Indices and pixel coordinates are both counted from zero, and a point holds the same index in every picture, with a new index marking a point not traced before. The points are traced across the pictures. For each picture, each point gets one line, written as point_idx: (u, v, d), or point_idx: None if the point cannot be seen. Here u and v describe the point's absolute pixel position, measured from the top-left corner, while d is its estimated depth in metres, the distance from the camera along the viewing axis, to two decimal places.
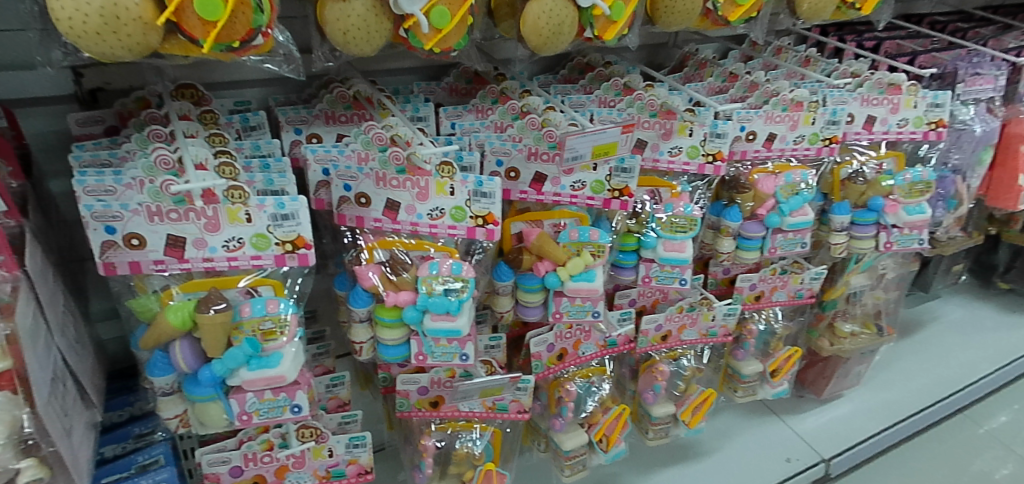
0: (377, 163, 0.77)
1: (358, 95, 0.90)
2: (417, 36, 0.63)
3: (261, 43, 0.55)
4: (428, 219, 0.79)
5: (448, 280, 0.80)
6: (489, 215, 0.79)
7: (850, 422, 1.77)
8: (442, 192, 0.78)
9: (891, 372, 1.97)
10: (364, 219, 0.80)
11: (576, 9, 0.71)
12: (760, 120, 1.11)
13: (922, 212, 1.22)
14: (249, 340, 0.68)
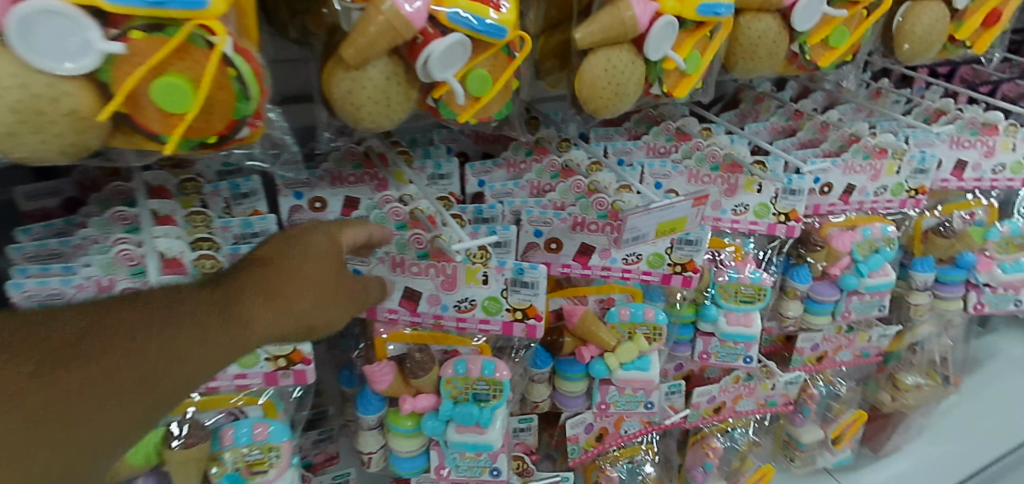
0: (393, 247, 0.64)
1: (369, 151, 0.77)
2: (449, 106, 0.49)
3: (247, 134, 0.41)
4: (455, 311, 0.67)
5: (478, 383, 0.67)
6: (528, 308, 0.67)
7: (914, 481, 1.55)
8: (473, 281, 0.66)
9: (952, 418, 1.71)
10: (377, 309, 0.67)
11: (643, 61, 0.58)
12: (837, 170, 0.95)
13: (1022, 270, 1.07)
14: (229, 475, 0.56)
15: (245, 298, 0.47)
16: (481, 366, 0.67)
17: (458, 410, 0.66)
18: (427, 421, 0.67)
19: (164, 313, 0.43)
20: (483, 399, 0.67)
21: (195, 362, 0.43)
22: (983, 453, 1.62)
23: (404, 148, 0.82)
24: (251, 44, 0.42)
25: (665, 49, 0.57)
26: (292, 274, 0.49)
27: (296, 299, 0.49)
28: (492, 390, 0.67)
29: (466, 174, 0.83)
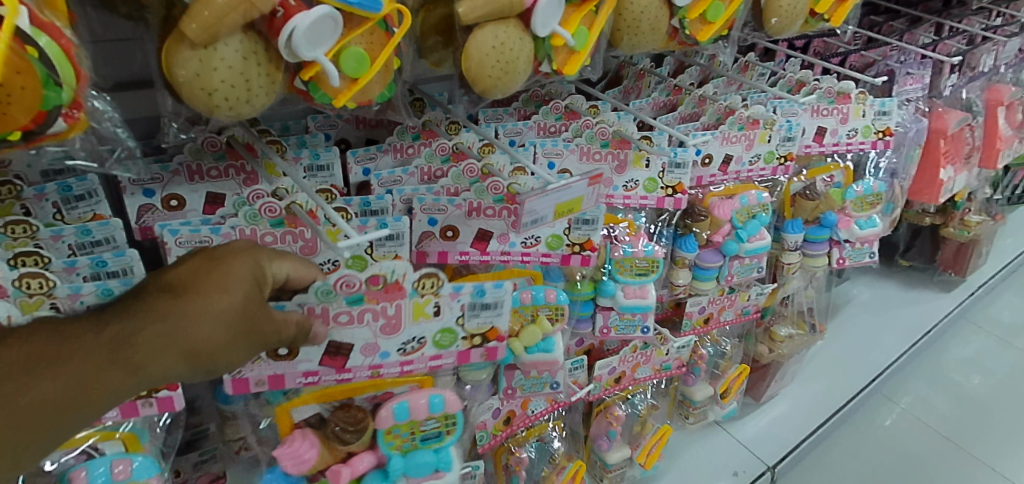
0: (312, 297, 0.56)
1: (231, 141, 0.70)
2: (320, 88, 0.44)
3: (62, 128, 0.35)
4: (400, 351, 0.64)
5: (428, 424, 0.67)
6: (493, 328, 0.68)
7: (789, 421, 1.71)
8: (422, 315, 0.63)
9: (817, 362, 1.90)
10: (285, 376, 0.62)
11: (531, 38, 0.55)
12: (716, 142, 0.99)
13: (875, 225, 1.17)
14: None
15: (143, 342, 0.43)
16: (426, 403, 0.65)
17: (410, 459, 0.66)
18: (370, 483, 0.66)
19: (42, 361, 0.39)
20: (432, 437, 0.68)
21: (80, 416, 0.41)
22: (845, 389, 1.81)
23: (274, 137, 0.74)
24: (58, 15, 0.35)
25: (552, 25, 0.55)
26: (203, 321, 0.45)
27: (210, 351, 0.46)
28: (442, 424, 0.68)
29: (348, 162, 0.77)
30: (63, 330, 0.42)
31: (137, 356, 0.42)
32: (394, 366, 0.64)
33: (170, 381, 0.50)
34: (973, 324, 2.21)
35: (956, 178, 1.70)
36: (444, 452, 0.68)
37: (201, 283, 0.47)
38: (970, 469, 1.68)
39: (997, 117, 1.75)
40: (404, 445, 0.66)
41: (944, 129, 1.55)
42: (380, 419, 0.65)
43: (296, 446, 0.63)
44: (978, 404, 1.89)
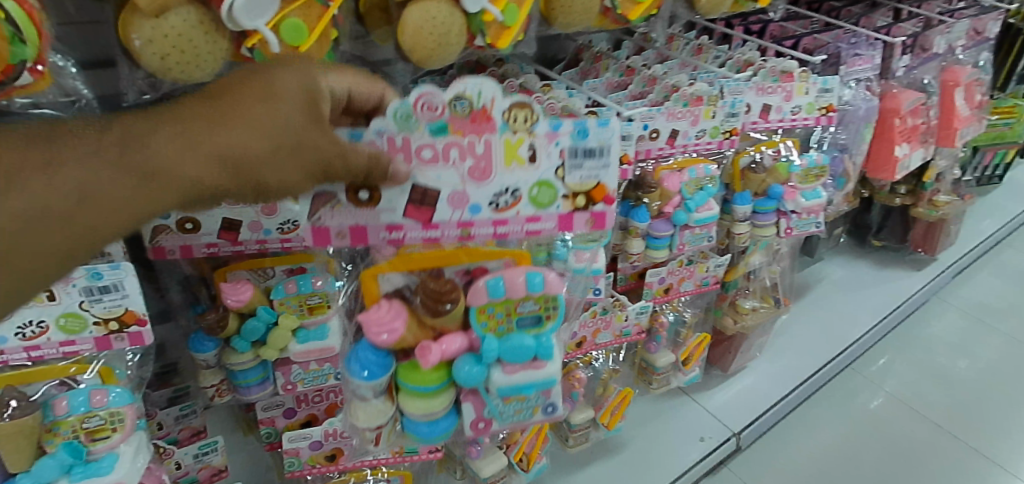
0: (393, 122, 0.58)
1: None
2: (264, 55, 0.54)
3: (28, 79, 0.48)
4: (495, 206, 0.63)
5: (525, 304, 0.65)
6: (598, 185, 0.64)
7: (757, 390, 1.78)
8: (518, 162, 0.62)
9: (787, 336, 1.97)
10: (368, 229, 0.62)
11: (462, 14, 0.62)
12: (663, 118, 1.06)
13: (819, 196, 1.26)
14: (68, 444, 0.55)
15: (167, 141, 0.44)
16: (523, 281, 0.64)
17: (506, 344, 0.64)
18: (462, 367, 0.64)
19: (67, 154, 0.42)
20: (530, 323, 0.66)
21: (120, 215, 0.43)
22: (812, 361, 1.87)
23: None
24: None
25: (482, 1, 0.61)
26: (237, 129, 0.47)
27: (253, 159, 0.47)
28: (540, 307, 0.66)
29: None
30: (104, 132, 0.44)
31: (164, 155, 0.44)
32: (487, 223, 0.63)
33: (138, 317, 0.60)
34: (946, 302, 2.26)
35: (912, 155, 1.77)
36: (544, 340, 0.66)
37: (242, 95, 0.48)
38: (960, 457, 1.68)
39: (952, 97, 1.83)
40: (499, 330, 0.64)
41: (896, 108, 1.62)
42: (473, 297, 0.63)
43: (383, 314, 0.62)
44: (966, 388, 1.90)
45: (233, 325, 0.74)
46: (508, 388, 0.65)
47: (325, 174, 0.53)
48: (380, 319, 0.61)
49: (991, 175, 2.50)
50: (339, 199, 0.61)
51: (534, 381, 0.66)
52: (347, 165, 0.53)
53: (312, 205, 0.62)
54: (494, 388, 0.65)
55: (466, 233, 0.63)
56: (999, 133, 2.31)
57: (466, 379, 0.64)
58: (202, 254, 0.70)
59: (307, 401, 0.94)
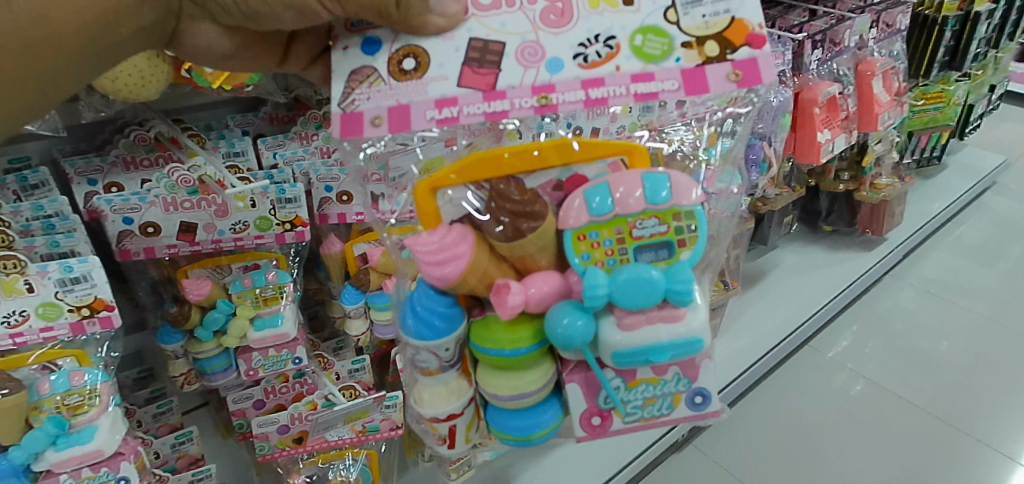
0: None
1: (159, 137, 0.90)
2: (201, 75, 0.87)
3: None
4: (588, 58, 0.62)
5: (647, 225, 0.62)
6: (732, 24, 0.61)
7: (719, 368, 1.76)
8: (614, 7, 0.63)
9: (742, 318, 1.96)
10: (413, 109, 0.61)
11: None
12: None
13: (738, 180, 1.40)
14: (52, 417, 0.73)
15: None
16: (641, 194, 0.62)
17: (618, 281, 0.60)
18: (563, 322, 0.60)
19: None
20: (651, 253, 0.63)
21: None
22: (769, 337, 1.88)
23: (193, 131, 0.95)
24: None
25: None
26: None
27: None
28: (667, 230, 0.63)
29: (261, 149, 0.96)
30: None
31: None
32: (574, 82, 0.61)
33: (106, 304, 0.79)
34: (902, 281, 2.33)
35: (836, 140, 1.85)
36: (673, 271, 0.61)
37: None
38: (948, 438, 1.71)
39: (870, 84, 1.93)
40: (608, 263, 0.62)
41: (814, 97, 1.75)
42: (573, 219, 0.62)
43: (441, 240, 0.62)
44: (947, 370, 1.93)
45: (195, 316, 0.93)
46: (624, 345, 0.60)
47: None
48: (438, 240, 0.62)
49: (932, 157, 2.60)
50: (379, 74, 0.62)
51: (663, 334, 0.60)
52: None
53: (347, 86, 0.62)
54: (606, 347, 0.61)
55: (544, 96, 0.61)
56: (930, 117, 2.45)
57: (563, 334, 0.60)
58: (164, 254, 0.87)
59: (274, 393, 1.07)
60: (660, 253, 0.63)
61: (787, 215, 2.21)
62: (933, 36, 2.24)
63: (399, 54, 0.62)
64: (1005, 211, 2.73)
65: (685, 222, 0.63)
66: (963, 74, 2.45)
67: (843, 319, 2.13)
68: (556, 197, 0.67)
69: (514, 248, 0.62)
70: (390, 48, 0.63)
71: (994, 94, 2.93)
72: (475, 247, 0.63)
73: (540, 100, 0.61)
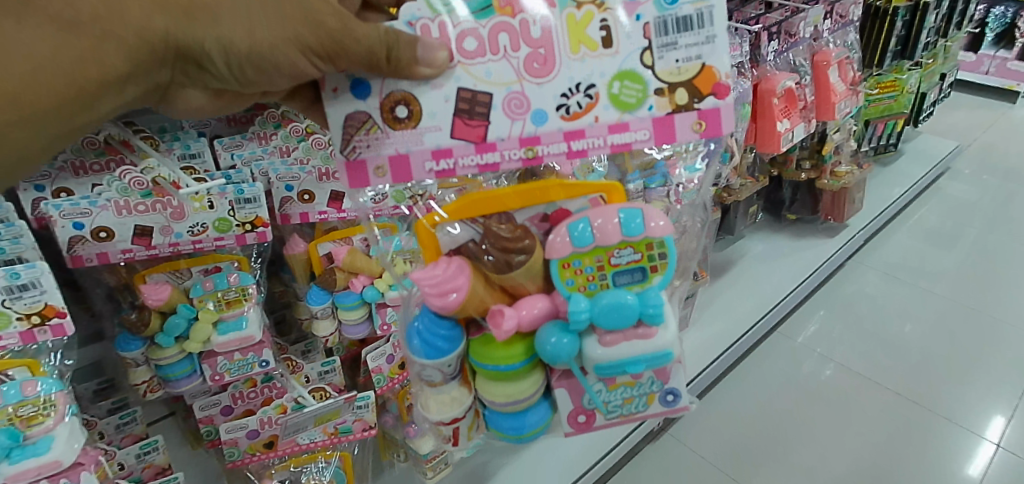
0: (427, 10, 0.61)
1: (109, 140, 0.85)
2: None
3: None
4: (572, 109, 0.61)
5: (625, 252, 0.63)
6: (701, 71, 0.60)
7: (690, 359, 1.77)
8: (593, 48, 0.61)
9: (713, 307, 1.99)
10: (412, 160, 0.62)
11: None
12: None
13: None
14: (7, 430, 0.71)
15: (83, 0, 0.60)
16: (618, 223, 0.62)
17: (599, 307, 0.61)
18: (548, 341, 0.62)
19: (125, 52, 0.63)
20: (628, 279, 0.63)
21: (55, 61, 0.62)
22: (740, 324, 1.91)
23: (146, 133, 0.89)
24: None
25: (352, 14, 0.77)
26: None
27: (240, 12, 0.60)
28: (640, 256, 0.63)
29: (218, 150, 0.95)
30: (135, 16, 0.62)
31: (92, 16, 0.61)
32: (557, 134, 0.61)
33: (58, 311, 0.77)
34: (864, 265, 2.40)
35: (796, 128, 1.89)
36: (647, 296, 0.63)
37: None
38: (916, 417, 1.76)
39: (826, 74, 1.97)
40: (590, 289, 0.63)
41: (772, 87, 1.79)
42: (558, 248, 0.62)
43: (447, 272, 0.62)
44: (913, 352, 1.98)
45: (155, 323, 0.91)
46: (607, 359, 0.62)
47: (328, 41, 0.58)
48: (437, 277, 0.62)
49: (888, 144, 2.68)
50: (374, 120, 0.62)
51: (638, 350, 0.62)
52: (348, 31, 0.58)
53: (344, 132, 0.62)
54: (589, 359, 0.63)
55: (531, 148, 0.61)
56: (886, 105, 2.51)
57: (550, 348, 0.62)
58: (119, 260, 0.85)
59: (242, 398, 1.06)
60: (638, 276, 0.64)
61: (753, 205, 2.25)
62: (885, 26, 2.31)
63: (389, 100, 0.61)
64: (960, 195, 2.82)
65: (658, 250, 0.64)
66: (913, 63, 2.54)
67: (809, 305, 2.18)
68: (542, 228, 0.67)
69: (503, 280, 0.63)
70: (379, 94, 0.61)
71: (945, 82, 3.03)
72: (472, 278, 0.63)
73: (527, 152, 0.61)
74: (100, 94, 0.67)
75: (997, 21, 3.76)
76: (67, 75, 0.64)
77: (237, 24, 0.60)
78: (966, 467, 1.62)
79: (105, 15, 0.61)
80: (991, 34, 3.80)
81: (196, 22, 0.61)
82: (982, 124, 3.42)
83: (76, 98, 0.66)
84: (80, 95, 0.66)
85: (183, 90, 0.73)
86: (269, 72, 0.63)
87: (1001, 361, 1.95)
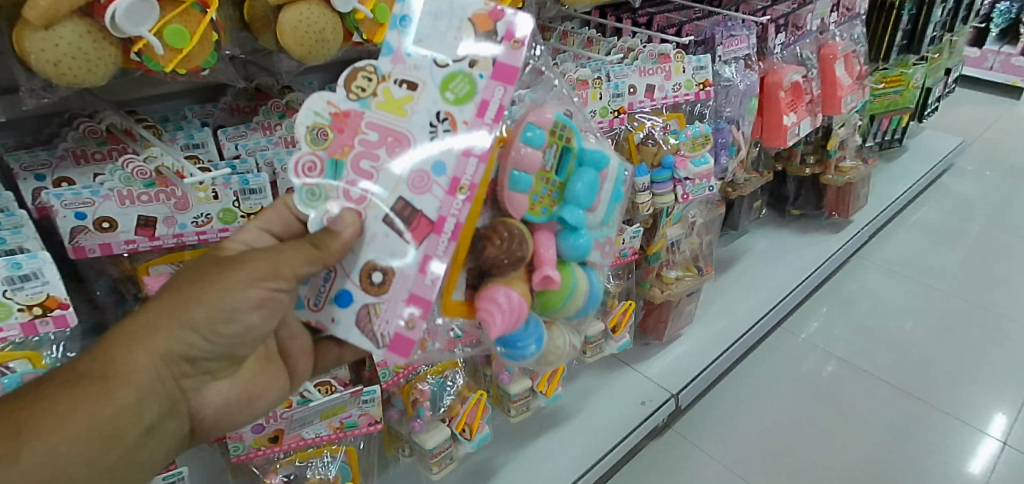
0: (304, 205, 0.66)
1: (111, 129, 0.87)
2: (153, 58, 0.67)
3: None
4: (447, 142, 0.65)
5: (547, 151, 0.75)
6: (474, 24, 0.66)
7: (693, 355, 1.76)
8: (405, 98, 0.66)
9: (717, 303, 1.98)
10: (422, 293, 0.65)
11: (338, 15, 0.80)
12: (635, 74, 1.36)
13: (706, 162, 1.43)
14: None
15: (83, 360, 0.56)
16: (531, 141, 0.72)
17: (575, 195, 0.75)
18: (571, 245, 0.75)
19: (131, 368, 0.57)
20: (564, 165, 0.77)
21: (77, 418, 0.52)
22: (744, 320, 1.90)
23: (147, 122, 0.93)
24: None
25: (352, 3, 0.78)
26: (138, 315, 0.59)
27: (190, 293, 0.59)
28: (557, 143, 0.76)
29: (222, 140, 0.94)
30: (121, 339, 0.58)
31: (94, 366, 0.56)
32: (461, 160, 0.65)
33: (61, 302, 0.71)
34: (868, 261, 2.38)
35: (802, 122, 1.87)
36: (583, 158, 0.78)
37: (191, 269, 0.63)
38: (919, 414, 1.74)
39: (833, 68, 1.95)
40: (555, 195, 0.75)
41: (780, 80, 1.77)
42: (522, 206, 0.73)
43: (504, 299, 0.69)
44: (916, 348, 1.97)
45: None
46: (600, 210, 0.79)
47: (265, 267, 0.61)
48: (513, 313, 0.69)
49: (893, 140, 2.66)
50: (372, 302, 0.66)
51: (606, 186, 0.80)
52: (277, 256, 0.61)
53: (360, 328, 0.67)
54: (596, 224, 0.80)
55: (461, 187, 0.64)
56: (891, 100, 2.49)
57: (575, 251, 0.76)
58: (121, 251, 0.82)
59: None
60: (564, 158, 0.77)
61: (757, 200, 2.24)
62: (892, 19, 2.28)
63: (364, 271, 0.65)
64: (964, 192, 2.80)
65: (559, 129, 0.77)
66: (919, 58, 2.52)
67: (813, 301, 2.17)
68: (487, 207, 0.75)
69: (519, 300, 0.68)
70: (351, 275, 0.66)
71: (950, 77, 3.01)
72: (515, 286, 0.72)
73: (461, 191, 0.64)
74: (126, 430, 0.56)
75: (1002, 16, 3.75)
76: (91, 426, 0.53)
77: (187, 307, 0.59)
78: (969, 463, 1.61)
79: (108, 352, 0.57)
80: (996, 30, 3.79)
81: (163, 322, 0.58)
82: (986, 120, 3.39)
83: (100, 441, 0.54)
84: (114, 434, 0.55)
85: (203, 393, 0.66)
86: (237, 325, 0.61)
87: (1004, 358, 1.94)
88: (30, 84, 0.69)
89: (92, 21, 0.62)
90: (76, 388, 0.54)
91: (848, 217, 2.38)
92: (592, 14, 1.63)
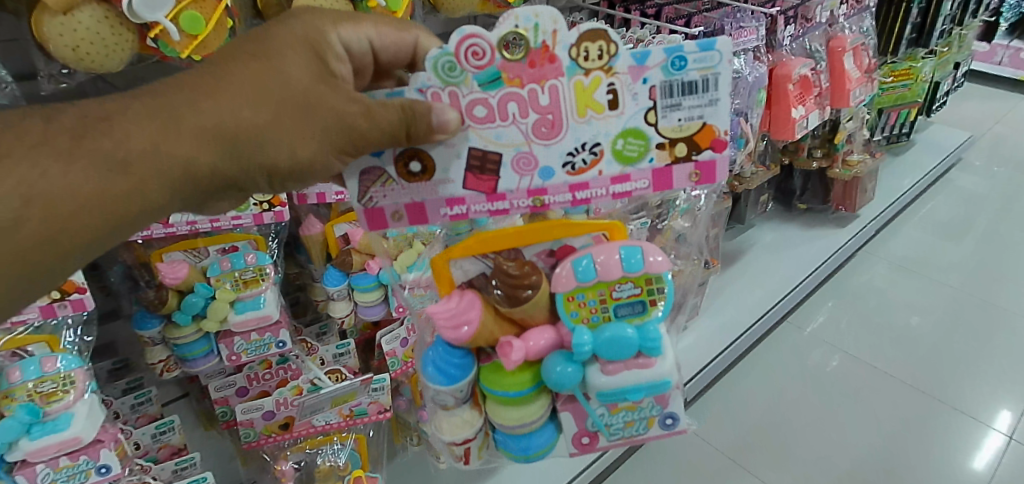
0: (436, 77, 0.57)
1: None
2: (168, 44, 0.66)
3: None
4: (568, 169, 0.60)
5: (625, 286, 0.67)
6: (701, 131, 0.59)
7: (696, 349, 1.75)
8: (597, 110, 0.58)
9: (723, 297, 1.98)
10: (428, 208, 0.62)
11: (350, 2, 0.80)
12: None
13: None
14: (26, 407, 0.72)
15: (131, 136, 0.52)
16: (618, 259, 0.66)
17: (603, 336, 0.65)
18: (555, 366, 0.66)
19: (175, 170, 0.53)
20: (628, 314, 0.67)
21: (96, 200, 0.52)
22: (749, 313, 1.90)
23: None
24: None
25: None
26: (217, 111, 0.53)
27: (277, 124, 0.54)
28: (640, 290, 0.68)
29: None
30: (183, 134, 0.53)
31: (139, 151, 0.52)
32: (563, 187, 0.60)
33: (78, 286, 0.78)
34: (874, 256, 2.38)
35: (810, 115, 1.86)
36: (645, 329, 0.67)
37: (292, 76, 0.55)
38: (926, 408, 1.74)
39: (841, 60, 1.93)
40: (592, 320, 0.67)
41: (788, 73, 1.76)
42: (561, 284, 0.67)
43: (458, 306, 0.67)
44: (922, 343, 1.96)
45: (173, 300, 0.91)
46: (606, 387, 0.66)
47: (355, 141, 0.55)
48: (452, 309, 0.66)
49: (901, 134, 2.65)
50: (389, 175, 0.60)
51: (639, 378, 0.67)
52: (369, 133, 0.55)
53: (361, 183, 0.60)
54: (593, 388, 0.67)
55: (539, 199, 0.61)
56: (899, 94, 2.48)
57: (557, 379, 0.66)
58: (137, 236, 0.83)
59: (257, 379, 1.06)
60: (638, 309, 0.68)
61: (763, 194, 2.23)
62: (901, 12, 2.25)
63: (403, 156, 0.59)
64: (971, 188, 2.78)
65: (655, 285, 0.68)
66: (929, 51, 2.50)
67: (818, 295, 2.17)
68: (549, 263, 0.72)
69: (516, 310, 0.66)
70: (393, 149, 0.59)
71: (959, 71, 2.99)
72: (483, 312, 0.67)
73: (534, 202, 0.61)
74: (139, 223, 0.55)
75: (1012, 10, 3.71)
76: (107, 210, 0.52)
77: (262, 141, 0.54)
78: (974, 458, 1.61)
79: (161, 141, 0.53)
80: (1005, 24, 3.75)
81: (238, 146, 0.54)
82: (994, 116, 3.36)
83: (111, 229, 0.54)
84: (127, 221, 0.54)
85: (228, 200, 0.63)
86: (299, 177, 0.57)
87: (1009, 352, 1.94)
88: (48, 68, 0.70)
89: (109, 7, 0.63)
90: (116, 172, 0.52)
91: (855, 211, 2.37)
92: (601, 5, 1.63)
